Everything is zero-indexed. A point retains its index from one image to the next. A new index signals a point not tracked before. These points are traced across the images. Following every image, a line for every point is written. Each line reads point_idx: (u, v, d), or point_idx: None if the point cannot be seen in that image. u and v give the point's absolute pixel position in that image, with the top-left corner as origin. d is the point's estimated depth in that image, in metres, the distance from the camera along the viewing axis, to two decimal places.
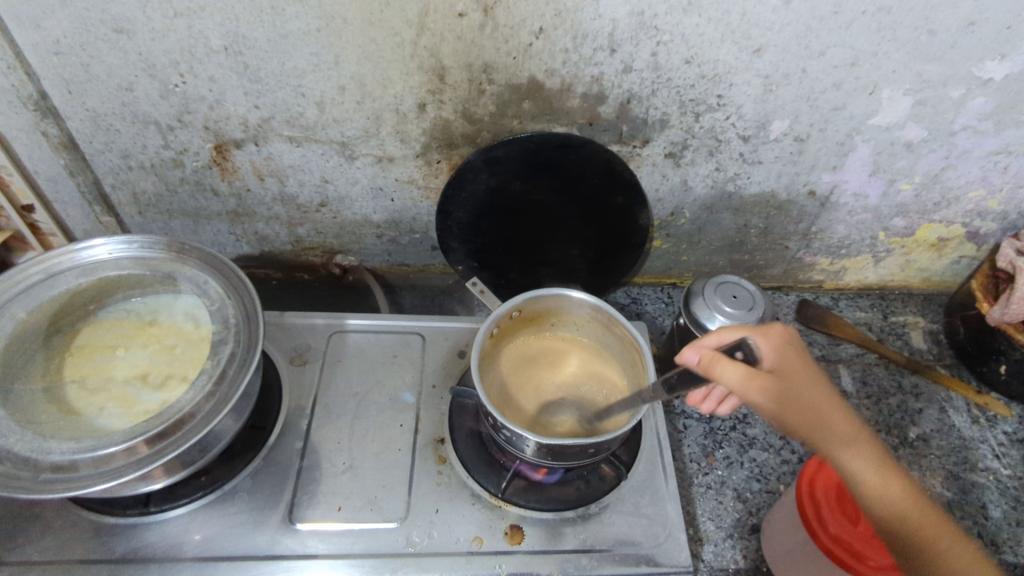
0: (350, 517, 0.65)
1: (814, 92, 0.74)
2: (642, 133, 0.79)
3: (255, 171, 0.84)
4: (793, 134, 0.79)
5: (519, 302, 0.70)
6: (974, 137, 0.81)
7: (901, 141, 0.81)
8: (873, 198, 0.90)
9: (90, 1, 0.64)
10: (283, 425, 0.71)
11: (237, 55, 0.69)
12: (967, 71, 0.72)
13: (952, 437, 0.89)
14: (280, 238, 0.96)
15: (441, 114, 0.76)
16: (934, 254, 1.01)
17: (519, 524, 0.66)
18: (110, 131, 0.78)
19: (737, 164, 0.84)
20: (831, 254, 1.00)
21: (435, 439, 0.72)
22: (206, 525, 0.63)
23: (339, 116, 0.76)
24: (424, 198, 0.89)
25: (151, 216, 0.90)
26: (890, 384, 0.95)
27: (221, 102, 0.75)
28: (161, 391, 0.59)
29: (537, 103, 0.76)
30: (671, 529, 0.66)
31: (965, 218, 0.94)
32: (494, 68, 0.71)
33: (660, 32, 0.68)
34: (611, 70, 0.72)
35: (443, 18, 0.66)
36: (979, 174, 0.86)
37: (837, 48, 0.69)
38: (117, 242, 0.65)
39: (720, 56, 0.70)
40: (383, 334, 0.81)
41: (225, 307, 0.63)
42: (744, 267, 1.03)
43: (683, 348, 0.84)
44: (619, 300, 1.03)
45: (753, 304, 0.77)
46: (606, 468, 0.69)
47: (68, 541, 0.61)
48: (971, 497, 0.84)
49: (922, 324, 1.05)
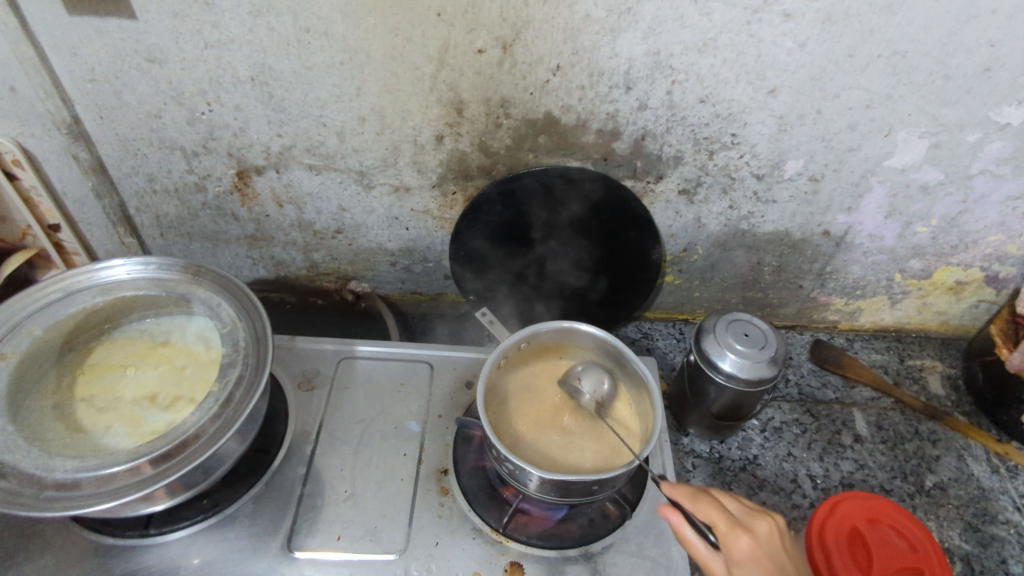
0: (349, 547, 0.64)
1: (828, 133, 0.75)
2: (655, 169, 0.80)
3: (275, 198, 0.86)
4: (807, 174, 0.80)
5: (528, 333, 0.71)
6: (991, 181, 0.80)
7: (917, 183, 0.81)
8: (889, 239, 0.89)
9: (127, 32, 0.67)
10: (287, 450, 0.71)
11: (263, 85, 0.72)
12: (984, 116, 0.72)
13: (971, 487, 0.86)
14: (295, 262, 0.97)
15: (458, 146, 0.78)
16: (952, 297, 0.99)
17: (520, 561, 0.64)
18: (137, 155, 0.80)
19: (750, 203, 0.84)
20: (846, 294, 0.99)
21: (439, 470, 0.71)
22: (205, 550, 0.63)
23: (359, 146, 0.78)
24: (439, 227, 0.90)
25: (171, 238, 0.92)
26: (906, 430, 0.93)
27: (245, 130, 0.77)
28: (168, 412, 0.59)
29: (552, 138, 0.77)
30: (675, 572, 0.65)
31: (984, 262, 0.92)
32: (511, 103, 0.73)
33: (676, 72, 0.69)
34: (626, 107, 0.73)
35: (463, 54, 0.68)
36: (997, 219, 0.85)
37: (851, 91, 0.70)
38: (135, 263, 0.66)
39: (735, 96, 0.71)
40: (392, 362, 0.81)
41: (236, 330, 0.63)
42: (757, 305, 1.02)
43: (693, 385, 0.83)
44: (630, 335, 1.03)
45: (765, 342, 0.76)
46: (611, 506, 0.68)
47: (68, 560, 0.61)
48: (992, 551, 0.80)
49: (940, 368, 1.03)
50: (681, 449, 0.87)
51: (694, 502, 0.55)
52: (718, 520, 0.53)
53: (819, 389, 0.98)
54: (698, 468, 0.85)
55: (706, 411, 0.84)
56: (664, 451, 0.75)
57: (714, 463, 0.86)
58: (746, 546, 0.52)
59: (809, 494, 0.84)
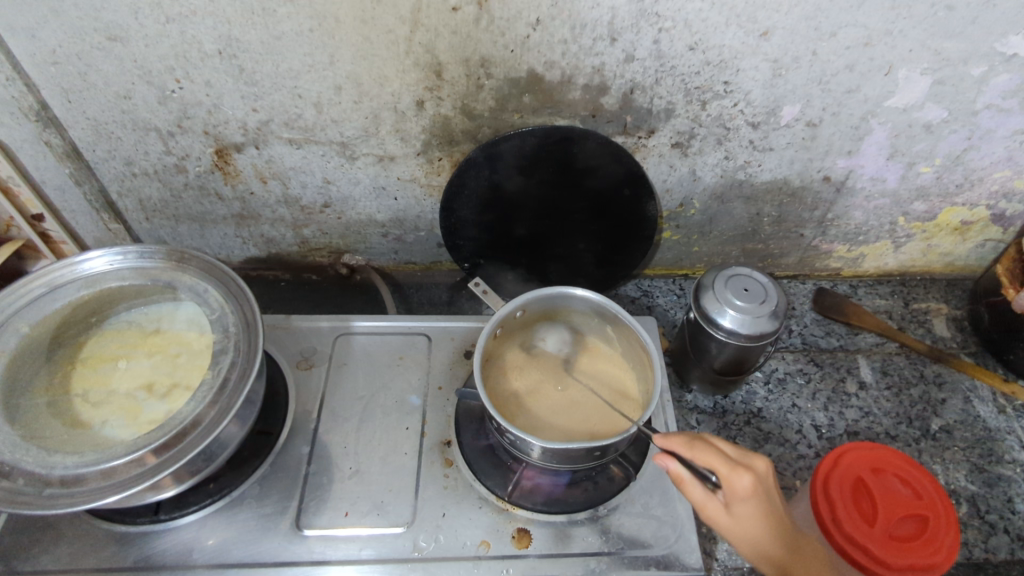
0: (358, 522, 0.64)
1: (825, 75, 0.71)
2: (646, 123, 0.77)
3: (258, 174, 0.84)
4: (804, 120, 0.77)
5: (524, 301, 0.70)
6: (998, 116, 0.77)
7: (920, 122, 0.77)
8: (891, 182, 0.86)
9: (83, 9, 0.64)
10: (290, 429, 0.71)
11: (232, 59, 0.69)
12: (989, 47, 0.69)
13: (977, 428, 0.86)
14: (286, 239, 0.96)
15: (440, 110, 0.75)
16: (957, 238, 0.97)
17: (527, 527, 0.65)
18: (112, 138, 0.78)
19: (747, 152, 0.81)
20: (848, 240, 0.97)
21: (442, 442, 0.71)
22: (216, 532, 0.64)
23: (338, 116, 0.75)
24: (428, 195, 0.87)
25: (158, 221, 0.91)
26: (912, 374, 0.92)
27: (219, 107, 0.74)
28: (165, 400, 0.60)
29: (537, 96, 0.74)
30: (681, 530, 0.65)
31: (990, 201, 0.90)
32: (491, 63, 0.69)
33: (662, 19, 0.65)
34: (612, 60, 0.69)
35: (437, 13, 0.64)
36: (1004, 154, 0.82)
37: (849, 28, 0.66)
38: (114, 253, 0.65)
39: (726, 41, 0.67)
40: (390, 336, 0.80)
41: (225, 315, 0.63)
42: (757, 256, 1.00)
43: (693, 343, 0.83)
44: (629, 293, 1.02)
45: (765, 296, 0.75)
46: (615, 468, 0.69)
47: (82, 549, 0.62)
48: (997, 490, 0.81)
49: (946, 310, 1.01)
50: (685, 406, 0.87)
51: (691, 449, 0.55)
52: (718, 465, 0.54)
53: (823, 338, 0.97)
54: (702, 423, 0.85)
55: (708, 367, 0.83)
56: (667, 411, 0.75)
57: (718, 418, 0.86)
58: (749, 487, 0.53)
59: (814, 444, 0.84)
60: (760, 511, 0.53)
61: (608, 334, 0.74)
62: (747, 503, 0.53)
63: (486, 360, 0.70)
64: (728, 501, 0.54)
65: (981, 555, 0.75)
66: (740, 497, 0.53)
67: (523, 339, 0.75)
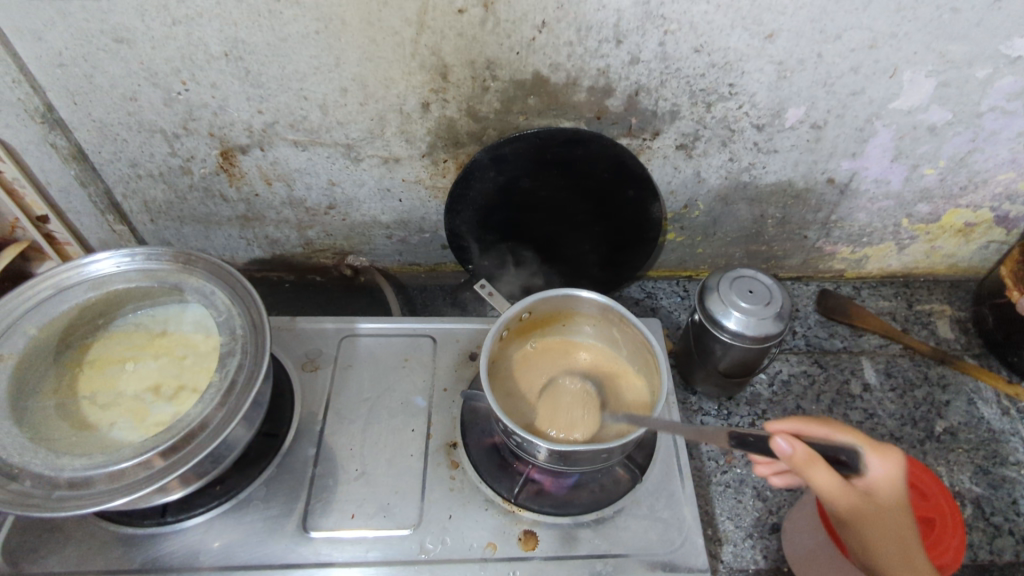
0: (364, 525, 0.65)
1: (830, 77, 0.71)
2: (651, 125, 0.77)
3: (263, 176, 0.84)
4: (809, 121, 0.77)
5: (530, 302, 0.70)
6: (1002, 118, 0.77)
7: (924, 124, 0.77)
8: (895, 183, 0.86)
9: (90, 11, 0.64)
10: (295, 431, 0.71)
11: (238, 61, 0.69)
12: (993, 49, 0.69)
13: (982, 430, 0.86)
14: (290, 240, 0.96)
15: (445, 112, 0.75)
16: (961, 240, 0.97)
17: (533, 529, 0.65)
18: (118, 140, 0.78)
19: (752, 154, 0.81)
20: (852, 242, 0.97)
21: (448, 443, 0.71)
22: (223, 534, 0.64)
23: (343, 118, 0.75)
24: (432, 197, 0.88)
25: (163, 223, 0.91)
26: (916, 375, 0.92)
27: (224, 109, 0.74)
28: (172, 402, 0.60)
29: (543, 98, 0.74)
30: (687, 532, 0.65)
31: (994, 202, 0.90)
32: (497, 65, 0.69)
33: (667, 21, 0.65)
34: (618, 62, 0.69)
35: (443, 15, 0.64)
36: (1008, 156, 0.82)
37: (854, 30, 0.66)
38: (121, 255, 0.65)
39: (731, 44, 0.68)
40: (395, 337, 0.80)
41: (231, 317, 0.63)
42: (761, 258, 1.00)
43: (698, 344, 0.83)
44: (633, 295, 1.02)
45: (770, 298, 0.75)
46: (621, 470, 0.69)
47: (89, 551, 0.62)
48: (1002, 492, 0.81)
49: (949, 312, 1.02)
50: (690, 408, 0.87)
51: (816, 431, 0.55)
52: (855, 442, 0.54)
53: (827, 340, 0.97)
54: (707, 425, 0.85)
55: (713, 369, 0.83)
56: (673, 413, 0.75)
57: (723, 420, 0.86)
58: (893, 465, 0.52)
59: None
60: (902, 495, 0.52)
61: (614, 336, 0.74)
62: (892, 483, 0.52)
63: (492, 361, 0.70)
64: (869, 482, 0.52)
65: (986, 557, 0.75)
66: (885, 475, 0.52)
67: (530, 339, 0.76)
